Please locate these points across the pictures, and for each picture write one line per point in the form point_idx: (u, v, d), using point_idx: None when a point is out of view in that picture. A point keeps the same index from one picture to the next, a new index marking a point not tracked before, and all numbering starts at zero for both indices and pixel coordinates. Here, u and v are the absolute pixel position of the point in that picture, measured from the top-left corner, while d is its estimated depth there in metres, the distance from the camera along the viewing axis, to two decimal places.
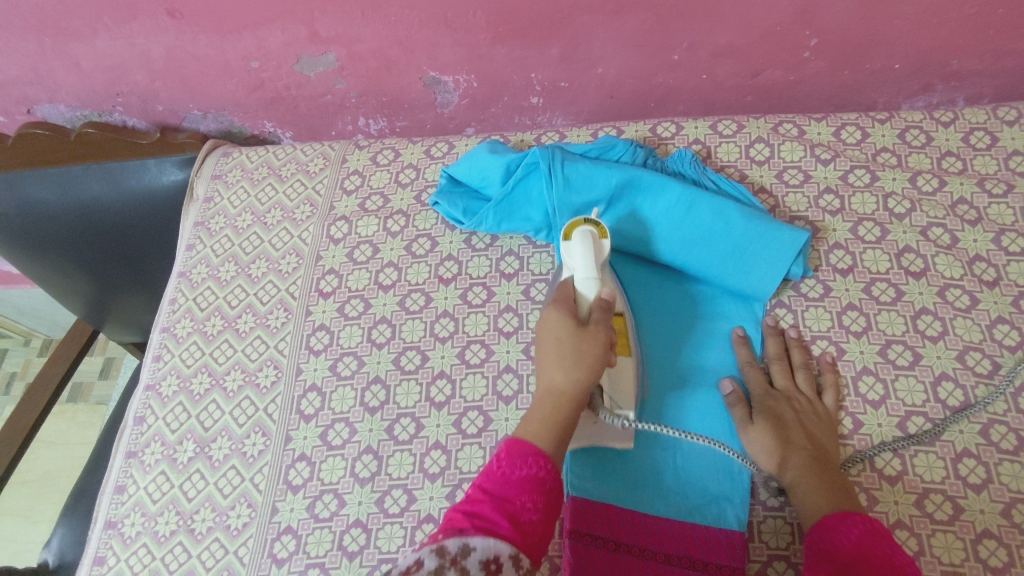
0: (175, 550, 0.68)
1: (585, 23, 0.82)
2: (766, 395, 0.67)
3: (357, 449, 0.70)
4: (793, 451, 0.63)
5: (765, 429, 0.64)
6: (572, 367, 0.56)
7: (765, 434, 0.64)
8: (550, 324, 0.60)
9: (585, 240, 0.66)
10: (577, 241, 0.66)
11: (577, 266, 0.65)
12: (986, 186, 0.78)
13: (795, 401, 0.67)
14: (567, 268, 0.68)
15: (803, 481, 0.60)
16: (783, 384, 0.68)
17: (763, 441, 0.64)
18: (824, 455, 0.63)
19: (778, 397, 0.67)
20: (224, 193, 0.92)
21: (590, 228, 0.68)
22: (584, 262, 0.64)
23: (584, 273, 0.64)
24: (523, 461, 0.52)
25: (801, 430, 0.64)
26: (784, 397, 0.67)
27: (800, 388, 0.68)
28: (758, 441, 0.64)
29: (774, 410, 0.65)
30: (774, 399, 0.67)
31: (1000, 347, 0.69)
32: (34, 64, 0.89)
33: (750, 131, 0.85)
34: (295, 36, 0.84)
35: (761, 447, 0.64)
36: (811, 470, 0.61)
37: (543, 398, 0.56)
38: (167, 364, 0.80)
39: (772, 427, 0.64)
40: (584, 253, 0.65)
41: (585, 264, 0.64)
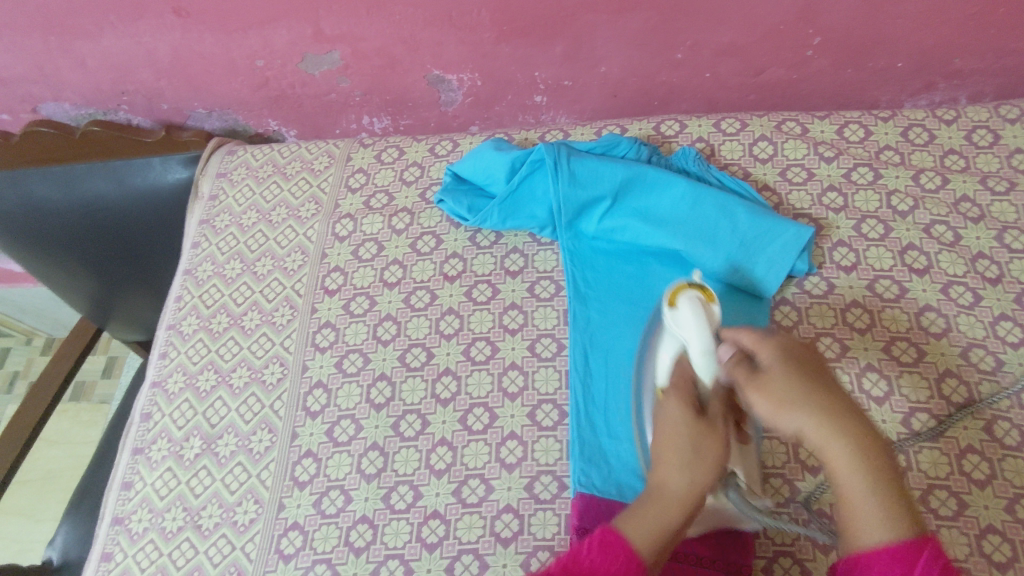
0: (182, 546, 0.68)
1: (590, 22, 0.82)
2: (791, 365, 0.54)
3: (364, 446, 0.71)
4: (851, 433, 0.51)
5: (812, 409, 0.51)
6: (691, 469, 0.54)
7: (811, 414, 0.51)
8: (667, 421, 0.57)
9: (694, 308, 0.62)
10: (688, 311, 0.62)
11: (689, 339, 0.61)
12: (988, 184, 0.78)
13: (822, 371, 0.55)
14: (675, 336, 0.63)
15: (868, 472, 0.49)
16: (804, 351, 0.56)
17: (814, 425, 0.51)
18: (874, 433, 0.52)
19: (804, 367, 0.54)
20: (229, 191, 0.92)
21: (697, 295, 0.63)
22: (700, 336, 0.60)
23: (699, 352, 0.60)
24: (615, 557, 0.49)
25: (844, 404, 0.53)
26: (810, 366, 0.55)
27: (815, 356, 0.56)
28: (803, 426, 0.51)
29: (809, 385, 0.53)
30: (806, 368, 0.54)
31: (1004, 343, 0.70)
32: (40, 62, 0.90)
33: (753, 129, 0.85)
34: (300, 35, 0.85)
35: (812, 434, 0.51)
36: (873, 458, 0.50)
37: (661, 498, 0.53)
38: (173, 361, 0.81)
39: (819, 405, 0.51)
40: (699, 326, 0.60)
41: (700, 339, 0.60)
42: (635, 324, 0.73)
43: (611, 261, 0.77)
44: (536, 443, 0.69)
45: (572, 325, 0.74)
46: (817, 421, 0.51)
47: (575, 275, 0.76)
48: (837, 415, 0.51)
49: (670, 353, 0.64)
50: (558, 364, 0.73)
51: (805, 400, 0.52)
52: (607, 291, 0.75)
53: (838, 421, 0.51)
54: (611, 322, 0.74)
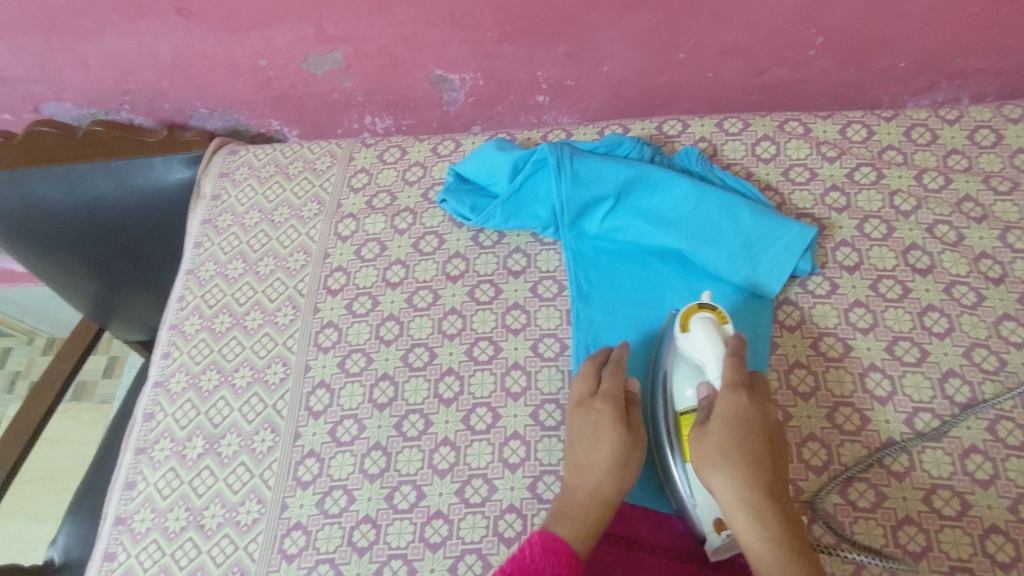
0: (185, 546, 0.68)
1: (592, 21, 0.82)
2: (729, 428, 0.57)
3: (367, 445, 0.71)
4: (758, 504, 0.55)
5: (730, 477, 0.55)
6: (603, 475, 0.60)
7: (728, 481, 0.55)
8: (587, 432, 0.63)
9: (708, 329, 0.61)
10: (701, 333, 0.61)
11: (707, 360, 0.61)
12: (991, 184, 0.78)
13: (760, 434, 0.57)
14: (688, 358, 0.63)
15: (767, 542, 0.53)
16: (752, 410, 0.58)
17: (728, 491, 0.55)
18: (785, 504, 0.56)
19: (744, 430, 0.57)
20: (231, 190, 0.92)
21: (708, 315, 0.63)
22: (716, 360, 0.60)
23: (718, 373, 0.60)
24: (557, 557, 0.53)
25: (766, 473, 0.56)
26: (751, 427, 0.57)
27: (764, 415, 0.58)
28: (717, 489, 0.56)
29: (737, 452, 0.56)
30: (740, 433, 0.56)
31: (1007, 343, 0.70)
32: (42, 62, 0.90)
33: (756, 128, 0.85)
34: (302, 35, 0.85)
35: (722, 498, 0.56)
36: (775, 528, 0.54)
37: (580, 501, 0.60)
38: (175, 361, 0.80)
39: (736, 475, 0.55)
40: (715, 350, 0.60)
41: (716, 363, 0.60)
42: (638, 324, 0.73)
43: (614, 261, 0.77)
44: (539, 443, 0.69)
45: (575, 324, 0.74)
46: (732, 489, 0.55)
47: (577, 275, 0.76)
48: (753, 485, 0.55)
49: (676, 370, 0.64)
50: (561, 364, 0.73)
51: (726, 467, 0.56)
52: (610, 291, 0.75)
53: (750, 492, 0.55)
54: (614, 322, 0.74)
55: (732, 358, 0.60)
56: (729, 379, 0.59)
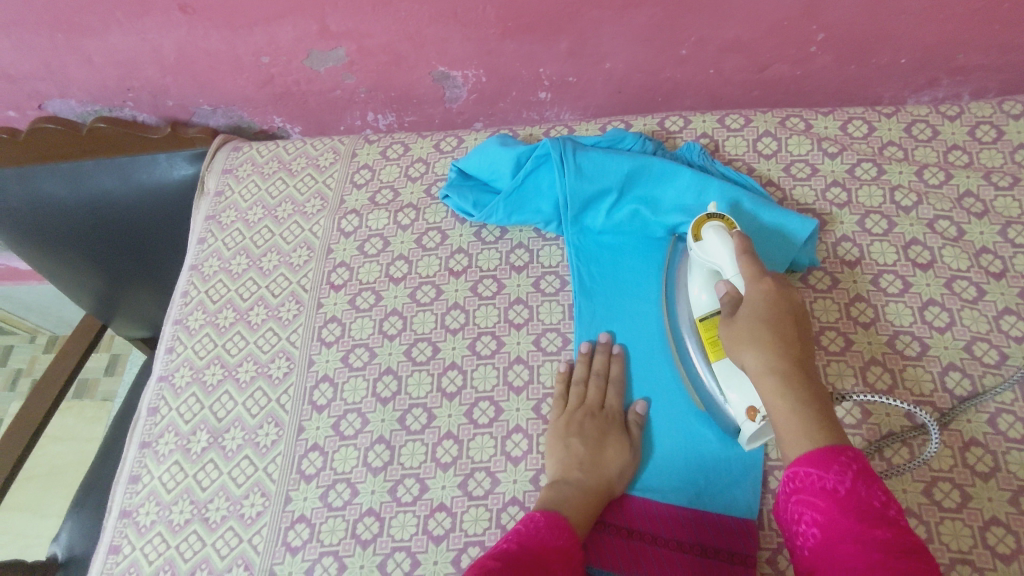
0: (190, 538, 0.69)
1: (595, 18, 0.82)
2: (759, 305, 0.57)
3: (370, 439, 0.71)
4: (788, 370, 0.54)
5: (762, 351, 0.54)
6: (583, 461, 0.64)
7: (760, 353, 0.54)
8: (569, 423, 0.67)
9: (719, 234, 0.65)
10: (713, 238, 0.65)
11: (721, 262, 0.64)
12: (992, 179, 0.79)
13: (791, 314, 0.57)
14: (705, 265, 0.67)
15: (796, 406, 0.52)
16: (784, 293, 0.58)
17: (759, 362, 0.54)
18: (817, 379, 0.55)
19: (776, 306, 0.56)
20: (235, 186, 0.93)
21: (718, 223, 0.66)
22: (729, 259, 0.63)
23: (732, 270, 0.63)
24: (559, 532, 0.58)
25: (798, 347, 0.55)
26: (782, 307, 0.57)
27: (796, 300, 0.58)
28: (747, 361, 0.56)
29: (768, 322, 0.55)
30: (771, 313, 0.56)
31: (1008, 337, 0.70)
32: (47, 59, 0.90)
33: (757, 124, 0.86)
34: (305, 32, 0.85)
35: (753, 369, 0.55)
36: (807, 395, 0.53)
37: (561, 485, 0.63)
38: (179, 355, 0.81)
39: (769, 346, 0.54)
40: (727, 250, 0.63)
41: (729, 262, 0.63)
42: (639, 318, 0.74)
43: (617, 254, 0.78)
44: (541, 436, 0.69)
45: (578, 318, 0.74)
46: (764, 359, 0.54)
47: (579, 269, 0.77)
48: (786, 357, 0.54)
49: (701, 274, 0.67)
50: (564, 357, 0.74)
51: (758, 341, 0.55)
52: (612, 285, 0.76)
53: (783, 362, 0.54)
54: (617, 315, 0.74)
55: (743, 253, 0.62)
56: (751, 272, 0.60)
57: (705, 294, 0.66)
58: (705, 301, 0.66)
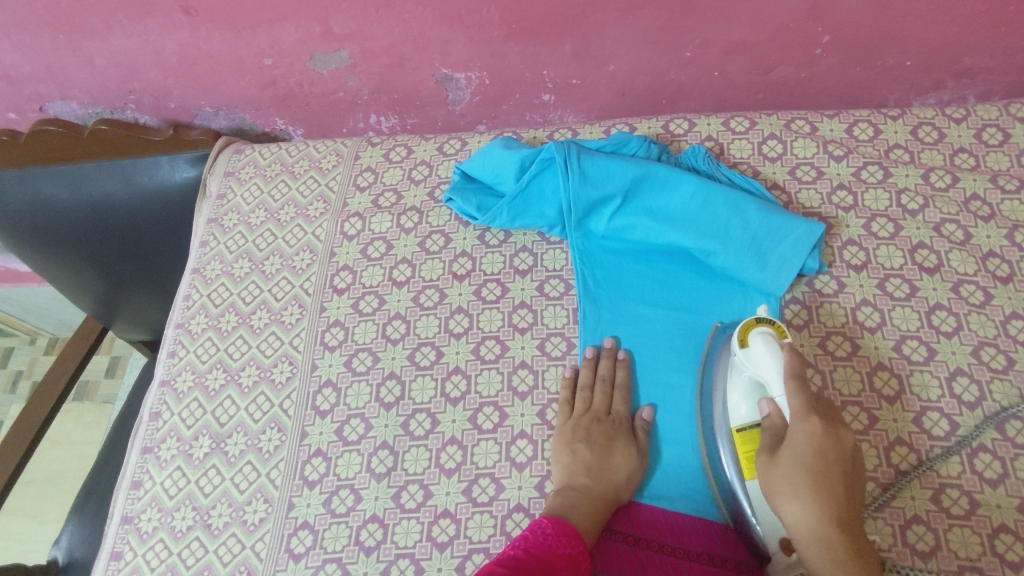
0: (192, 545, 0.68)
1: (599, 20, 0.82)
2: (808, 456, 0.55)
3: (373, 444, 0.71)
4: (833, 535, 0.53)
5: (804, 507, 0.54)
6: (590, 470, 0.64)
7: (802, 509, 0.54)
8: (575, 430, 0.67)
9: (767, 346, 0.62)
10: (761, 351, 0.62)
11: (768, 378, 0.61)
12: (999, 182, 0.78)
13: (837, 465, 0.55)
14: (749, 374, 0.63)
15: (841, 575, 0.52)
16: (829, 437, 0.56)
17: (800, 519, 0.54)
18: (860, 538, 0.54)
19: (825, 459, 0.55)
20: (237, 190, 0.92)
21: (766, 332, 0.63)
22: (777, 378, 0.60)
23: (780, 391, 0.60)
24: (566, 540, 0.57)
25: (843, 503, 0.54)
26: (827, 458, 0.55)
27: (843, 445, 0.56)
28: (788, 514, 0.55)
29: (818, 480, 0.54)
30: (816, 467, 0.55)
31: (1015, 342, 0.69)
32: (48, 61, 0.89)
33: (762, 127, 0.85)
34: (308, 34, 0.85)
35: (793, 524, 0.54)
36: (851, 563, 0.52)
37: (566, 492, 0.63)
38: (181, 360, 0.80)
39: (812, 505, 0.54)
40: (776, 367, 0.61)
41: (777, 380, 0.60)
42: (645, 324, 0.73)
43: (621, 260, 0.77)
44: (546, 442, 0.69)
45: (582, 323, 0.74)
46: (806, 520, 0.54)
47: (584, 274, 0.76)
48: (830, 517, 0.53)
49: (737, 384, 0.64)
50: (568, 363, 0.73)
51: (800, 496, 0.54)
52: (617, 290, 0.75)
53: (827, 524, 0.53)
54: (622, 320, 0.74)
55: (792, 377, 0.59)
56: (798, 406, 0.57)
57: (745, 407, 0.63)
58: (745, 414, 0.63)
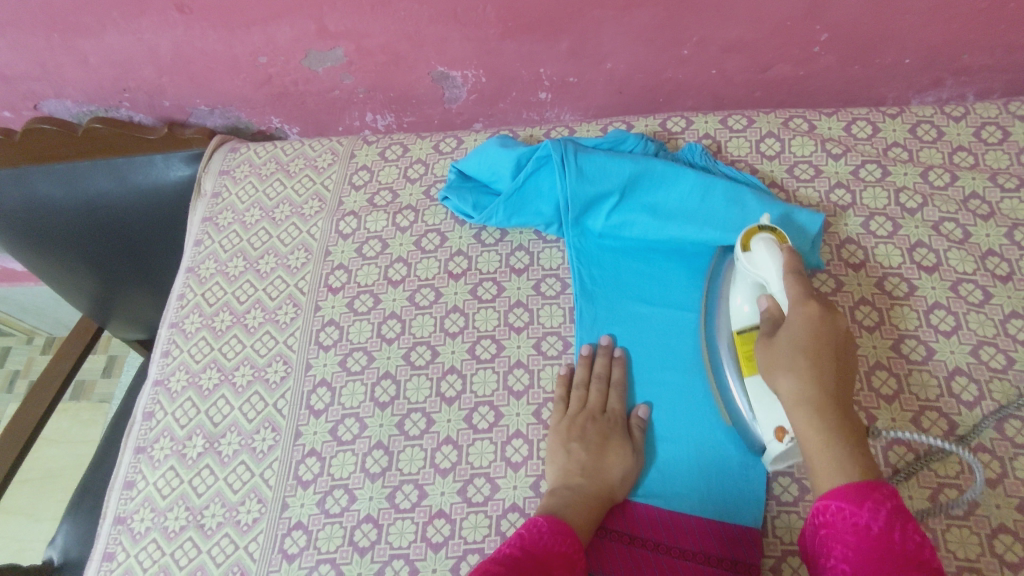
0: (185, 545, 0.68)
1: (596, 17, 0.81)
2: (803, 331, 0.56)
3: (368, 444, 0.70)
4: (823, 402, 0.54)
5: (797, 377, 0.54)
6: (585, 467, 0.63)
7: (794, 382, 0.54)
8: (572, 426, 0.67)
9: (769, 246, 0.63)
10: (761, 251, 0.63)
11: (769, 277, 0.62)
12: (998, 181, 0.78)
13: (832, 344, 0.56)
14: (751, 277, 0.65)
15: (828, 438, 0.52)
16: (827, 318, 0.57)
17: (792, 389, 0.54)
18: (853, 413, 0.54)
19: (819, 335, 0.56)
20: (232, 188, 0.91)
21: (769, 236, 0.64)
22: (776, 274, 0.62)
23: (779, 286, 0.61)
24: (562, 537, 0.57)
25: (836, 377, 0.55)
26: (823, 335, 0.56)
27: (839, 329, 0.57)
28: (782, 386, 0.55)
29: (812, 352, 0.55)
30: (809, 343, 0.55)
31: (1015, 341, 0.69)
32: (42, 59, 0.89)
33: (760, 125, 0.85)
34: (304, 32, 0.84)
35: (785, 395, 0.55)
36: (841, 429, 0.53)
37: (561, 490, 0.62)
38: (175, 359, 0.80)
39: (805, 374, 0.54)
40: (775, 264, 0.62)
41: (776, 277, 0.62)
42: (643, 322, 0.73)
43: (620, 258, 0.77)
44: (542, 441, 0.68)
45: (579, 322, 0.73)
46: (799, 389, 0.54)
47: (581, 272, 0.76)
48: (820, 386, 0.54)
49: (742, 284, 0.66)
50: (565, 362, 0.73)
51: (795, 368, 0.55)
52: (614, 288, 0.75)
53: (819, 393, 0.54)
54: (619, 319, 0.73)
55: (791, 272, 0.60)
56: (797, 293, 0.58)
57: (747, 306, 0.65)
58: (746, 314, 0.65)
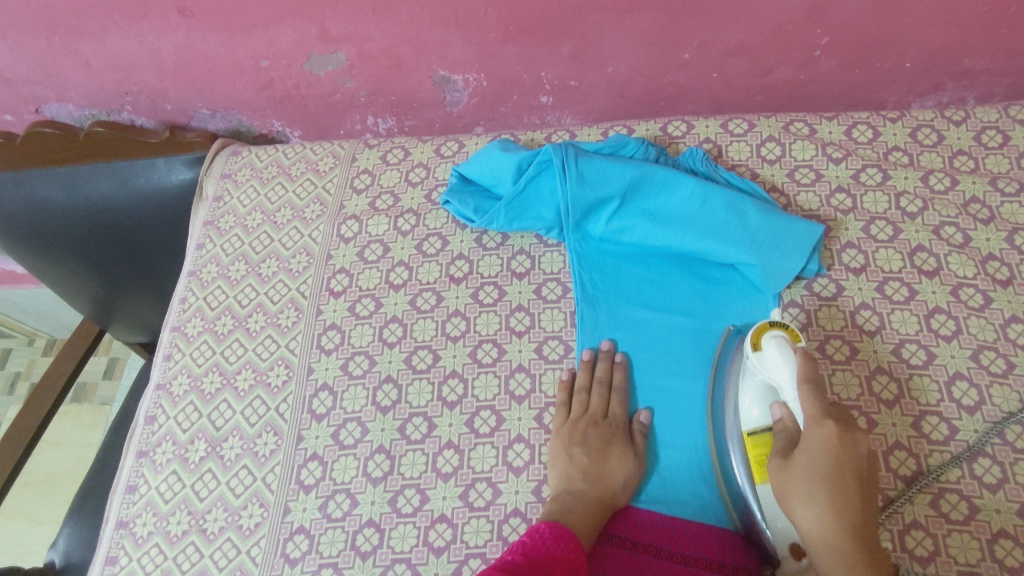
0: (187, 550, 0.68)
1: (597, 21, 0.81)
2: (823, 458, 0.54)
3: (369, 449, 0.70)
4: (847, 541, 0.51)
5: (818, 511, 0.52)
6: (588, 474, 0.63)
7: (815, 515, 0.52)
8: (573, 433, 0.67)
9: (781, 348, 0.60)
10: (772, 355, 0.60)
11: (781, 383, 0.60)
12: (998, 185, 0.78)
13: (852, 469, 0.54)
14: (759, 379, 0.62)
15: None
16: (846, 442, 0.55)
17: (814, 522, 0.52)
18: (877, 547, 0.52)
19: (840, 461, 0.54)
20: (233, 192, 0.92)
21: (780, 333, 0.62)
22: (790, 383, 0.59)
23: (792, 395, 0.59)
24: (564, 542, 0.57)
25: (859, 511, 0.52)
26: (842, 461, 0.54)
27: (859, 450, 0.55)
28: (802, 519, 0.53)
29: (832, 483, 0.53)
30: (829, 471, 0.53)
31: (1015, 346, 0.69)
32: (44, 63, 0.89)
33: (761, 129, 0.85)
34: (305, 35, 0.84)
35: (807, 530, 0.53)
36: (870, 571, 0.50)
37: (563, 496, 0.63)
38: (177, 363, 0.80)
39: (825, 511, 0.52)
40: (789, 372, 0.59)
41: (789, 385, 0.59)
42: (644, 328, 0.73)
43: (620, 263, 0.77)
44: (543, 445, 0.68)
45: (580, 327, 0.73)
46: (818, 526, 0.52)
47: (582, 276, 0.76)
48: (843, 520, 0.52)
49: (746, 388, 0.62)
50: (566, 366, 0.73)
51: (814, 502, 0.53)
52: (615, 293, 0.75)
53: (841, 531, 0.51)
54: (620, 324, 0.74)
55: (806, 382, 0.58)
56: (812, 411, 0.56)
57: (756, 411, 0.61)
58: (755, 418, 0.61)
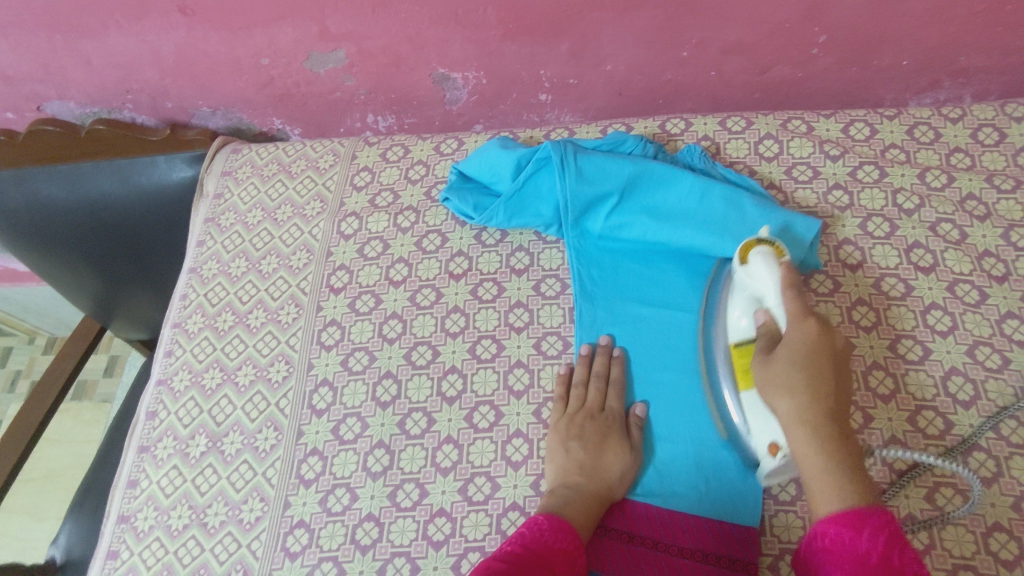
0: (188, 544, 0.68)
1: (596, 19, 0.82)
2: (802, 351, 0.57)
3: (369, 444, 0.71)
4: (821, 422, 0.54)
5: (798, 399, 0.55)
6: (584, 467, 0.64)
7: (792, 402, 0.55)
8: (571, 426, 0.67)
9: (766, 261, 0.64)
10: (759, 266, 0.64)
11: (765, 291, 0.63)
12: (995, 182, 0.79)
13: (828, 361, 0.57)
14: (747, 292, 0.66)
15: (827, 459, 0.53)
16: (825, 339, 0.58)
17: (791, 409, 0.55)
18: (848, 429, 0.55)
19: (818, 355, 0.57)
20: (234, 189, 0.92)
21: (767, 250, 0.65)
22: (773, 289, 0.62)
23: (776, 300, 0.62)
24: (562, 534, 0.57)
25: (834, 397, 0.56)
26: (820, 354, 0.57)
27: (836, 347, 0.58)
28: (781, 407, 0.56)
29: (810, 373, 0.56)
30: (807, 362, 0.56)
31: (1010, 341, 0.69)
32: (46, 61, 0.90)
33: (759, 127, 0.85)
34: (305, 34, 0.85)
35: (784, 416, 0.56)
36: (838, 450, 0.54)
37: (560, 490, 0.63)
38: (178, 359, 0.80)
39: (804, 397, 0.55)
40: (773, 279, 0.63)
41: (773, 291, 0.62)
42: (641, 322, 0.73)
43: (618, 259, 0.77)
44: (542, 440, 0.69)
45: (578, 323, 0.74)
46: (796, 412, 0.55)
47: (581, 273, 0.76)
48: (819, 406, 0.55)
49: (738, 297, 0.66)
50: (564, 362, 0.73)
51: (794, 388, 0.55)
52: (613, 289, 0.75)
53: (816, 414, 0.55)
54: (618, 319, 0.74)
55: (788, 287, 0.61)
56: (794, 311, 0.60)
57: (743, 319, 0.65)
58: (742, 327, 0.65)
